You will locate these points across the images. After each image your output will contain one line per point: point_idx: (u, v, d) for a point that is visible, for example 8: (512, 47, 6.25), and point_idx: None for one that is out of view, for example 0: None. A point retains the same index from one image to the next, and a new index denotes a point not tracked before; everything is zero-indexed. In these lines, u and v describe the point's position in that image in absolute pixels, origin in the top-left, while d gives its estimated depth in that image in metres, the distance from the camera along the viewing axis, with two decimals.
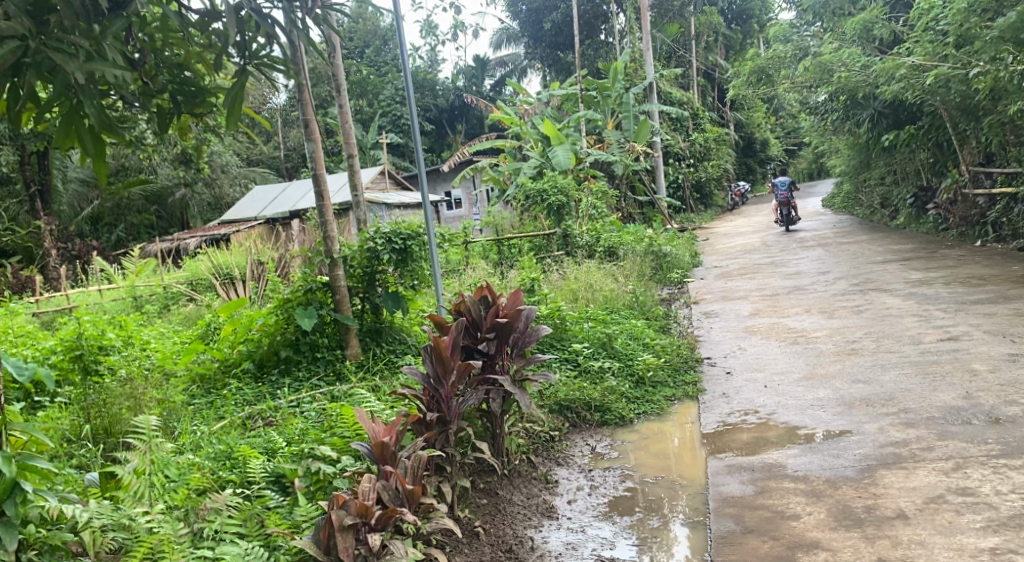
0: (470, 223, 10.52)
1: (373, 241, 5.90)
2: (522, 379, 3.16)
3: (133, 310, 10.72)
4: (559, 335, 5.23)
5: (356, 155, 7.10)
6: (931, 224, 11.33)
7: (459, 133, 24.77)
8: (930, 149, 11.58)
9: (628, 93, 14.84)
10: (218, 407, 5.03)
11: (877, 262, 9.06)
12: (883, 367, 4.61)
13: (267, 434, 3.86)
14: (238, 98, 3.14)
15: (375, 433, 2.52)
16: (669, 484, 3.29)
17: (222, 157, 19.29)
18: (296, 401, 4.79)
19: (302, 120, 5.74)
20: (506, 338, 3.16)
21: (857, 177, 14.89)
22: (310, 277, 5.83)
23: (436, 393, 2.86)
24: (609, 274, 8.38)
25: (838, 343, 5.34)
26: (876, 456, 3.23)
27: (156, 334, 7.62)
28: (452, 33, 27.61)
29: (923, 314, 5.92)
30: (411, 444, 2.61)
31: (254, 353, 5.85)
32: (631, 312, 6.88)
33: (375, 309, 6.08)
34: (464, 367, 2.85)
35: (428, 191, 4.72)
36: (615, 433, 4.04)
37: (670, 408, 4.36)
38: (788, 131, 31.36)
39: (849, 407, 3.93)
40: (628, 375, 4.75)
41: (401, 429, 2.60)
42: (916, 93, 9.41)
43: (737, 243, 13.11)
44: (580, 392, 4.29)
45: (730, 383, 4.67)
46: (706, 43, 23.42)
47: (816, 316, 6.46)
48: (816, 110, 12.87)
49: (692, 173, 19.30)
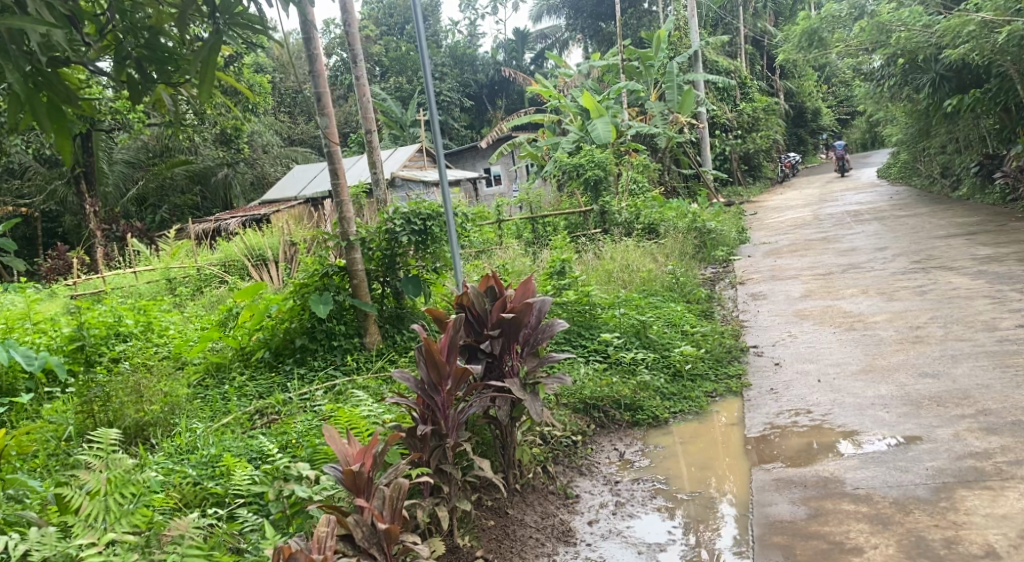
0: (503, 200, 10.14)
1: (392, 222, 5.51)
2: (533, 382, 2.80)
3: (166, 292, 10.57)
4: (586, 322, 4.84)
5: (375, 130, 6.73)
6: (998, 194, 10.54)
7: (499, 108, 24.27)
8: (997, 114, 10.86)
9: (673, 62, 14.17)
10: (226, 401, 4.70)
11: (939, 237, 8.41)
12: (954, 358, 4.07)
13: (264, 438, 3.51)
14: (215, 53, 2.77)
15: (346, 455, 2.18)
16: (706, 502, 2.87)
17: (262, 137, 19.24)
18: (306, 396, 4.44)
19: (316, 95, 5.34)
20: (514, 335, 2.79)
21: (915, 146, 14.06)
22: (327, 261, 5.49)
23: (431, 403, 2.49)
24: (648, 253, 7.89)
25: (900, 329, 4.80)
26: (953, 472, 2.75)
27: (177, 319, 7.36)
28: (491, 6, 27.05)
29: (996, 295, 5.34)
30: (394, 466, 2.28)
31: (269, 342, 5.48)
32: (670, 296, 6.42)
33: (396, 294, 5.75)
34: (461, 373, 2.49)
35: (445, 166, 4.23)
36: (647, 436, 3.64)
37: (710, 406, 3.93)
38: (841, 100, 30.08)
39: (916, 408, 3.43)
40: (664, 368, 4.32)
41: (380, 451, 2.26)
42: (984, 54, 8.66)
43: (787, 217, 12.45)
44: (609, 388, 3.89)
45: (779, 377, 4.20)
46: (754, 9, 22.57)
47: (874, 297, 5.91)
48: (872, 76, 12.09)
49: (740, 145, 18.52)
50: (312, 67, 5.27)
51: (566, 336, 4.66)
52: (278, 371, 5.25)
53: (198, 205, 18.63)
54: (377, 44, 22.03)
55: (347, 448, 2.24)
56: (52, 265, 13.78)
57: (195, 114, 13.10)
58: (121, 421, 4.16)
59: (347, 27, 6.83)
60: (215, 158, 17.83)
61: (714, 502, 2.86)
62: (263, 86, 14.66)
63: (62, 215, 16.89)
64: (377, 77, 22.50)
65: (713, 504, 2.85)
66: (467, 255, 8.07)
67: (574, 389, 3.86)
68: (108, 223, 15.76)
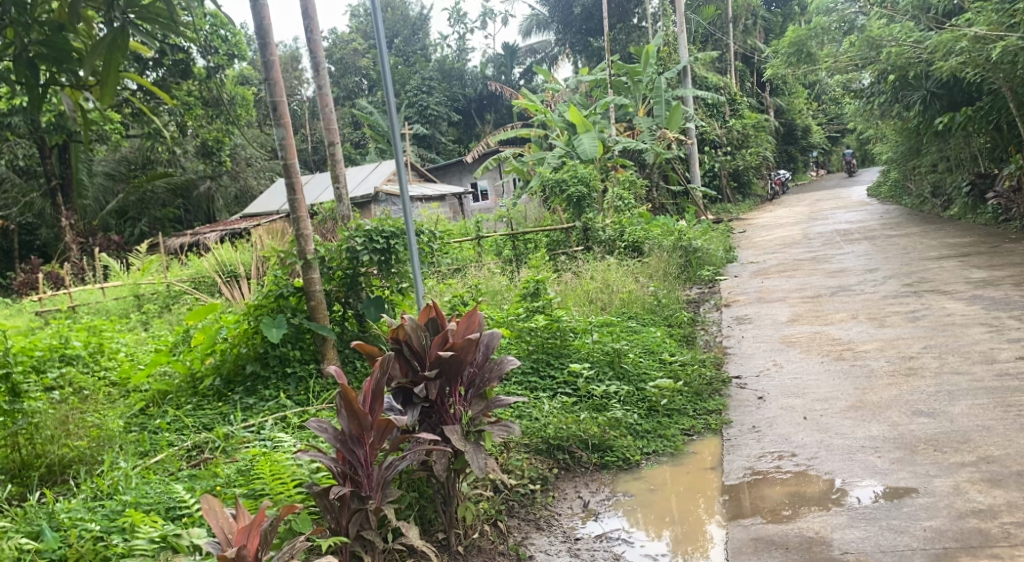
0: (482, 217, 9.83)
1: (352, 240, 5.17)
2: (477, 430, 2.64)
3: (134, 310, 10.13)
4: (557, 350, 4.49)
5: (338, 142, 6.44)
6: (991, 214, 10.30)
7: (487, 123, 23.94)
8: (989, 133, 10.66)
9: (661, 78, 13.90)
10: (160, 437, 4.32)
11: (931, 258, 8.12)
12: (951, 395, 3.76)
13: (184, 484, 3.16)
14: (117, 48, 2.51)
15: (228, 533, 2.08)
16: (697, 540, 2.74)
17: (245, 150, 18.90)
18: (248, 430, 4.09)
19: (271, 103, 4.99)
20: (456, 377, 2.61)
21: (906, 164, 13.84)
22: (283, 281, 5.12)
23: (352, 459, 2.32)
24: (630, 273, 7.57)
25: (892, 360, 4.48)
26: (953, 535, 2.49)
27: (131, 341, 6.96)
28: (481, 21, 26.88)
29: (995, 323, 5.03)
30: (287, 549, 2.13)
31: (221, 367, 5.10)
32: (652, 319, 6.10)
33: (359, 317, 5.34)
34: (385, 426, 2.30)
35: (406, 180, 3.85)
36: (616, 481, 3.31)
37: (686, 445, 3.60)
38: (833, 117, 29.84)
39: (910, 452, 3.11)
40: (638, 402, 3.99)
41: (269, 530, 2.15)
42: (977, 69, 8.40)
43: (775, 236, 12.18)
44: (575, 426, 3.55)
45: (761, 412, 3.87)
46: (744, 26, 22.41)
47: (864, 323, 5.60)
48: (862, 93, 11.85)
49: (729, 162, 18.30)
50: (267, 74, 4.91)
51: (532, 365, 4.35)
52: (226, 401, 4.87)
53: (180, 217, 18.25)
54: (364, 58, 21.82)
55: (234, 521, 2.10)
56: (25, 279, 13.30)
57: (174, 127, 12.76)
58: (45, 457, 3.84)
59: (309, 33, 6.54)
60: (197, 170, 17.41)
61: (705, 540, 2.72)
62: (246, 98, 14.35)
63: (39, 228, 16.46)
64: (365, 90, 22.21)
65: (704, 543, 2.71)
66: (442, 273, 7.72)
67: (535, 427, 3.53)
68: (86, 236, 15.33)
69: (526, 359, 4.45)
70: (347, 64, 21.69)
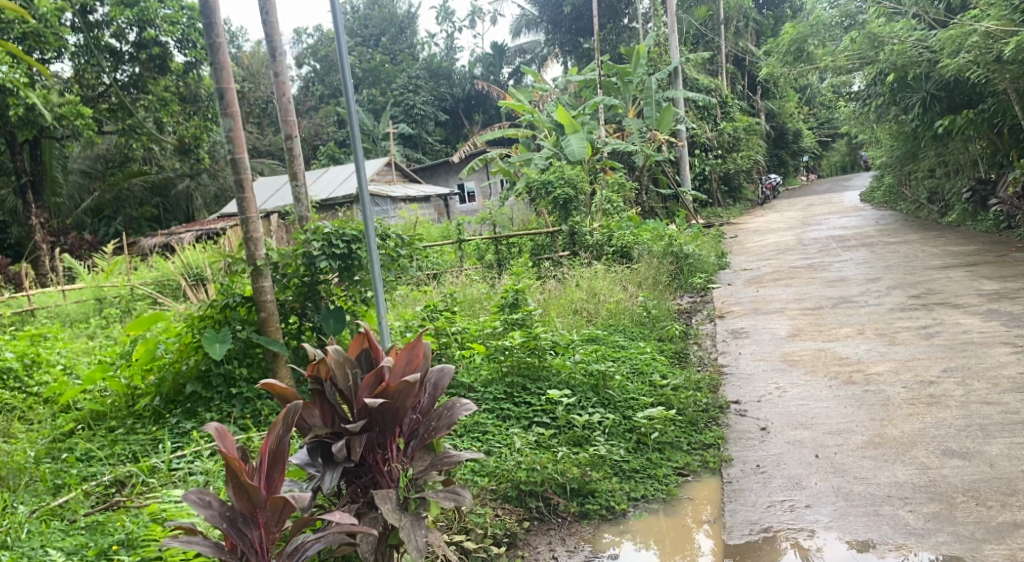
0: (460, 218, 9.30)
1: (309, 243, 4.61)
2: (417, 494, 2.34)
3: (95, 314, 9.54)
4: (533, 371, 3.97)
5: (296, 135, 5.91)
6: (992, 221, 9.87)
7: (476, 123, 23.30)
8: (988, 138, 10.23)
9: (652, 77, 13.33)
10: (74, 468, 3.74)
11: (934, 267, 7.65)
12: (985, 429, 3.29)
13: (73, 545, 2.61)
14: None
15: None
16: (683, 549, 2.71)
17: (224, 147, 18.24)
18: (180, 463, 3.58)
19: (217, 91, 4.40)
20: (391, 432, 2.34)
21: (901, 170, 13.43)
22: (230, 290, 4.54)
23: (243, 544, 2.15)
24: (618, 281, 7.07)
25: (910, 385, 3.98)
26: None
27: (74, 350, 6.35)
28: (469, 19, 26.36)
29: (1018, 343, 4.55)
30: None
31: (159, 386, 4.51)
32: (640, 332, 5.62)
33: (317, 330, 4.79)
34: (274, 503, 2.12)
35: (365, 175, 3.30)
36: (598, 536, 2.82)
37: (679, 490, 3.08)
38: (823, 122, 29.40)
39: (949, 507, 2.69)
40: (625, 435, 3.47)
41: None
42: (983, 69, 7.91)
43: (769, 241, 11.71)
44: (549, 467, 3.03)
45: (766, 448, 3.36)
46: (735, 29, 21.85)
47: (872, 340, 5.11)
48: (857, 96, 11.38)
49: (719, 165, 17.79)
50: (213, 58, 4.34)
51: (505, 390, 3.83)
52: (163, 425, 4.31)
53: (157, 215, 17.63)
54: None
55: None
56: None
57: (151, 122, 12.06)
58: None
59: (265, 16, 5.95)
60: (175, 169, 16.76)
61: (692, 549, 2.70)
62: None
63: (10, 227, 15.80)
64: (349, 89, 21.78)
65: (690, 553, 2.68)
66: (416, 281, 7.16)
67: (505, 469, 3.04)
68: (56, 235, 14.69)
69: (499, 381, 3.91)
70: (331, 63, 21.25)
